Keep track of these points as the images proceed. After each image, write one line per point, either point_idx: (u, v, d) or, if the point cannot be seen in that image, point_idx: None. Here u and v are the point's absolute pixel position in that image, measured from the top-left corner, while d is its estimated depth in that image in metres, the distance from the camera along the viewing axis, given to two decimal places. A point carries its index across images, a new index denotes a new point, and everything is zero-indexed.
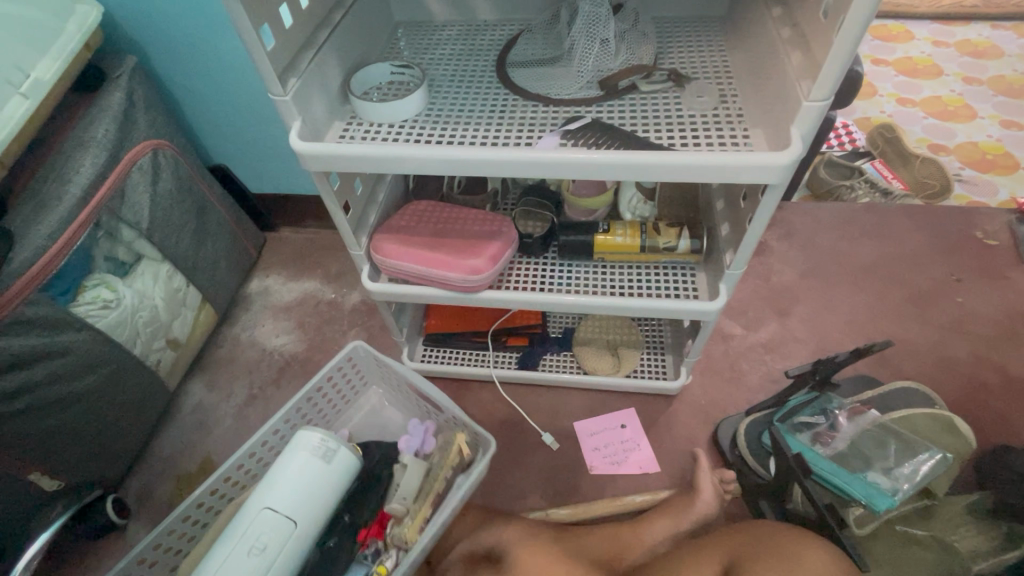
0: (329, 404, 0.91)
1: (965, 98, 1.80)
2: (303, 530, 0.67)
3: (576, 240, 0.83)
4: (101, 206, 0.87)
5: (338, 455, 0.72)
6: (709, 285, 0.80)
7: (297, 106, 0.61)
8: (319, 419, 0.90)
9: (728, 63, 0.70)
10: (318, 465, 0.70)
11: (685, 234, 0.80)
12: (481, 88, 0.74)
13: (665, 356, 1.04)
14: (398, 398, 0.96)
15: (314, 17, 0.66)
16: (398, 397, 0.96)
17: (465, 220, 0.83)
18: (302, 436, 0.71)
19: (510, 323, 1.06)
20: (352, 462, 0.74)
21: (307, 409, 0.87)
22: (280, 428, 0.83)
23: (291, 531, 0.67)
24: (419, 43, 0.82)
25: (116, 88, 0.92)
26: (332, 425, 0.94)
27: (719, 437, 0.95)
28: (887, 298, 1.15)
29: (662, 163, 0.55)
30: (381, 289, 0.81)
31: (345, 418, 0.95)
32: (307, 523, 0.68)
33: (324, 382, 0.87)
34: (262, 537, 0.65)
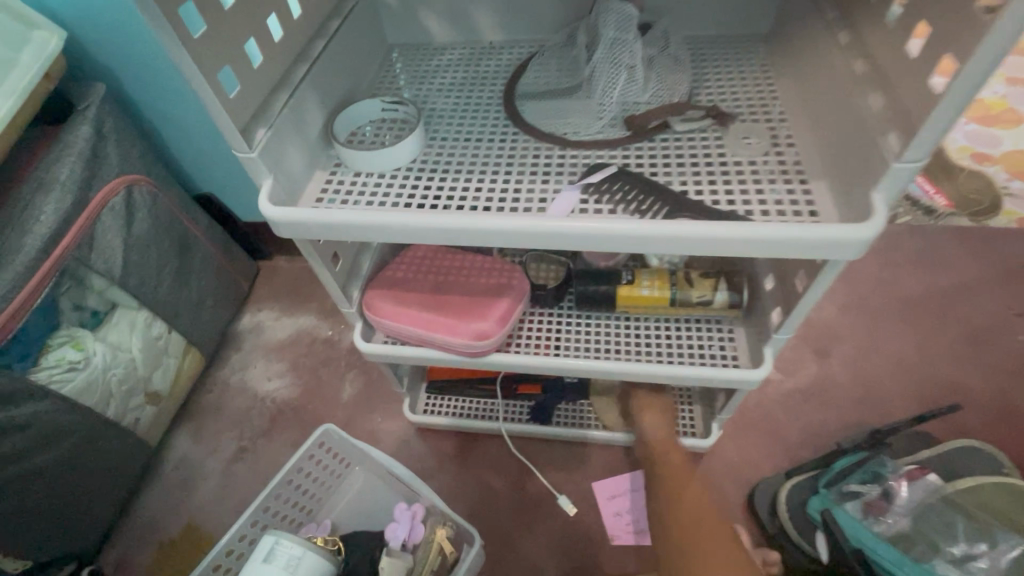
0: (307, 493, 0.84)
1: None
2: None
3: (596, 292, 0.72)
4: (66, 256, 0.78)
5: (305, 560, 0.66)
6: (750, 345, 0.70)
7: (269, 162, 0.51)
8: (298, 510, 0.84)
9: (777, 95, 0.60)
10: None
11: (723, 285, 0.70)
12: (486, 127, 0.64)
13: (693, 408, 0.94)
14: (382, 477, 0.89)
15: (290, 50, 0.57)
16: (382, 476, 0.89)
17: (469, 270, 0.73)
18: (264, 542, 0.67)
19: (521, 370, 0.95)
20: (324, 565, 0.68)
21: (282, 501, 0.80)
22: (251, 528, 0.77)
23: None
24: (416, 70, 0.71)
25: (83, 121, 0.83)
26: (315, 515, 0.87)
27: (757, 504, 0.86)
28: (938, 335, 1.04)
29: (708, 237, 0.45)
30: (375, 351, 0.72)
31: (329, 504, 0.87)
32: None
33: (296, 472, 0.81)
34: None
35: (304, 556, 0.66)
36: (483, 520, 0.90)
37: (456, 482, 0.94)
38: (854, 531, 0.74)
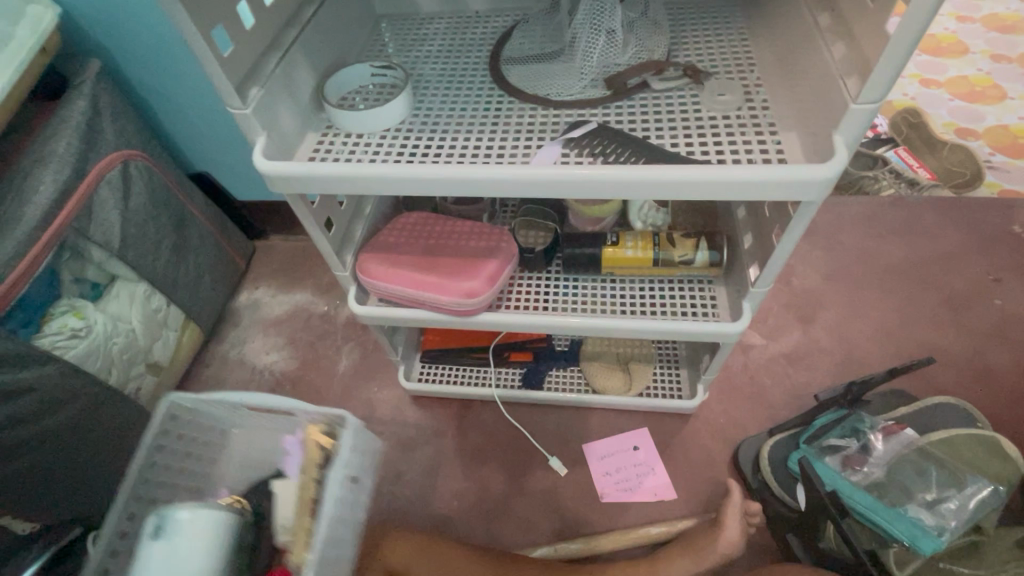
0: (180, 472, 0.70)
1: (993, 77, 1.69)
2: None
3: (582, 254, 0.75)
4: (66, 226, 0.80)
5: (192, 522, 0.54)
6: (730, 301, 0.73)
7: (262, 118, 0.53)
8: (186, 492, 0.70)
9: (752, 54, 0.62)
10: (167, 552, 0.53)
11: (703, 244, 0.72)
12: (472, 90, 0.66)
13: (680, 371, 0.97)
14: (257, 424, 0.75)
15: (281, 15, 0.59)
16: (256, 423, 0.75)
17: (458, 234, 0.75)
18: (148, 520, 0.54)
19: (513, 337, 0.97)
20: (216, 518, 0.55)
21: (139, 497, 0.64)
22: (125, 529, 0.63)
23: None
24: (404, 39, 0.73)
25: (78, 96, 0.84)
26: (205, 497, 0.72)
27: (740, 461, 0.89)
28: (918, 301, 1.07)
29: (681, 180, 0.47)
30: (369, 313, 0.74)
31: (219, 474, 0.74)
32: None
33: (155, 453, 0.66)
34: None
35: (200, 515, 0.54)
36: (477, 482, 0.93)
37: (451, 447, 0.97)
38: (832, 479, 0.77)
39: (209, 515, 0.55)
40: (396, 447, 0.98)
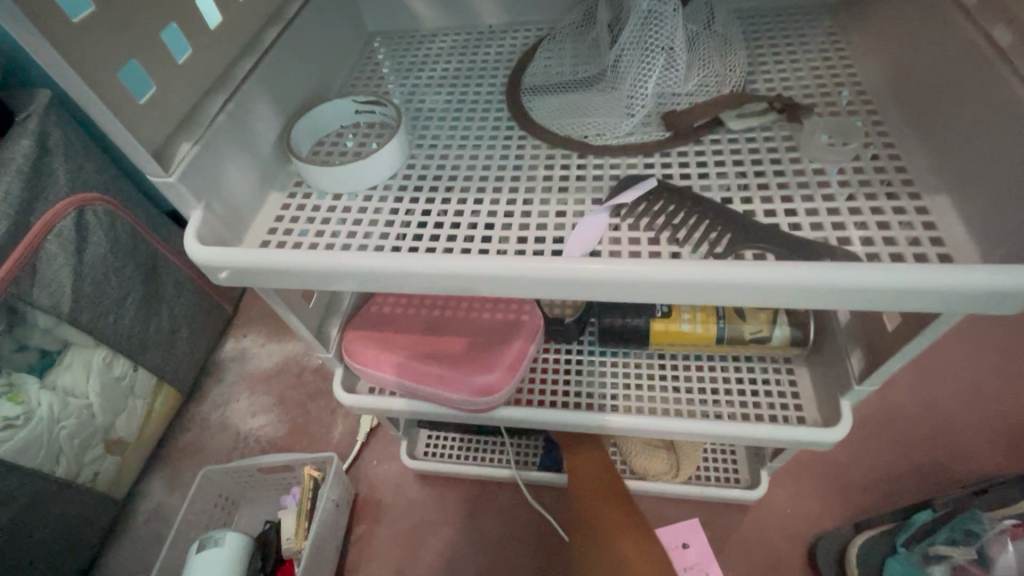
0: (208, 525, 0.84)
1: None
2: None
3: (625, 326, 0.59)
4: (1, 291, 0.67)
5: (226, 537, 0.75)
6: (818, 392, 0.57)
7: (198, 185, 0.39)
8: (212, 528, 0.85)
9: (863, 79, 0.46)
10: (209, 552, 0.73)
11: (783, 318, 0.56)
12: (486, 129, 0.51)
13: (736, 450, 0.80)
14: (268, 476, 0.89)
15: (231, 41, 0.44)
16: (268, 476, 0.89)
17: (468, 303, 0.60)
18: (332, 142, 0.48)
19: None
20: (239, 535, 0.76)
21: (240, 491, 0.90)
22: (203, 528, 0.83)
23: None
24: (399, 62, 0.58)
25: (22, 135, 0.71)
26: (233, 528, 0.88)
27: (818, 564, 0.72)
28: (1021, 358, 0.89)
29: (801, 282, 0.31)
30: (359, 404, 0.60)
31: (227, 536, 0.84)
32: None
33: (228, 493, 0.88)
34: None
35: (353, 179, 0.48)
36: None
37: (462, 537, 0.82)
38: None
39: (235, 535, 0.76)
40: (398, 536, 0.83)
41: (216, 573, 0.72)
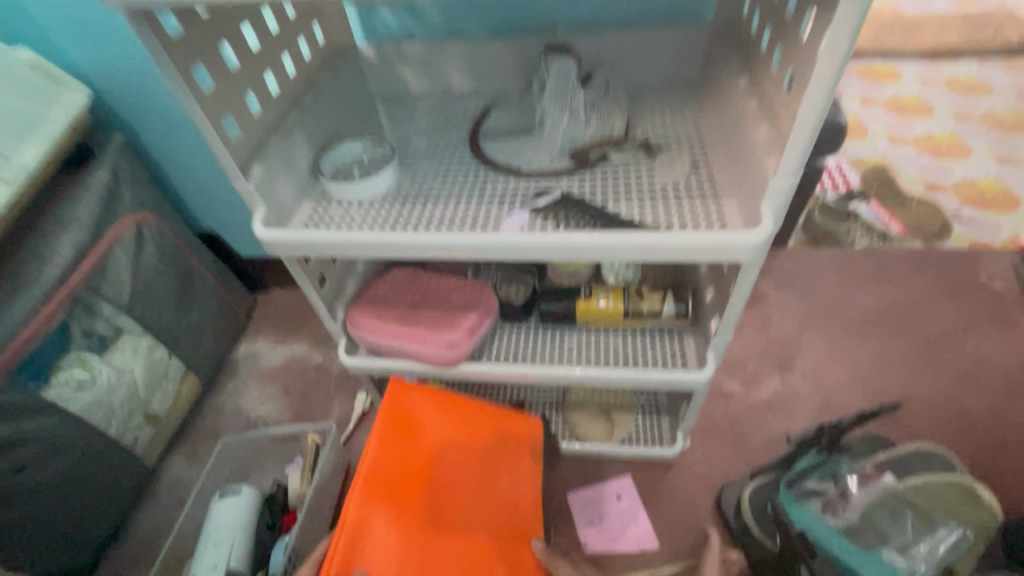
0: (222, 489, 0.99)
1: (958, 135, 1.83)
2: (241, 543, 0.85)
3: (558, 306, 0.81)
4: (80, 284, 0.87)
5: (242, 490, 0.90)
6: (699, 351, 0.77)
7: (263, 191, 0.60)
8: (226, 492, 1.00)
9: (702, 130, 0.69)
10: (229, 501, 0.88)
11: (669, 298, 0.78)
12: (453, 162, 0.73)
13: (662, 420, 0.99)
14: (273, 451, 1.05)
15: (282, 102, 0.67)
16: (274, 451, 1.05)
17: (441, 288, 0.81)
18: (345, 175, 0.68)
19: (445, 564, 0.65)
20: (253, 490, 0.90)
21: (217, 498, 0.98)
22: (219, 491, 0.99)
23: (233, 532, 0.85)
24: (395, 116, 0.82)
25: (102, 166, 0.93)
26: None
27: (722, 505, 0.90)
28: (893, 349, 1.10)
29: (631, 242, 0.53)
30: (358, 364, 0.79)
31: None
32: (242, 523, 0.86)
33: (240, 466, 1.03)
34: (218, 538, 0.84)
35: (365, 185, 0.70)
36: None
37: None
38: (809, 521, 0.77)
39: (248, 489, 0.90)
40: None
41: (234, 517, 0.86)
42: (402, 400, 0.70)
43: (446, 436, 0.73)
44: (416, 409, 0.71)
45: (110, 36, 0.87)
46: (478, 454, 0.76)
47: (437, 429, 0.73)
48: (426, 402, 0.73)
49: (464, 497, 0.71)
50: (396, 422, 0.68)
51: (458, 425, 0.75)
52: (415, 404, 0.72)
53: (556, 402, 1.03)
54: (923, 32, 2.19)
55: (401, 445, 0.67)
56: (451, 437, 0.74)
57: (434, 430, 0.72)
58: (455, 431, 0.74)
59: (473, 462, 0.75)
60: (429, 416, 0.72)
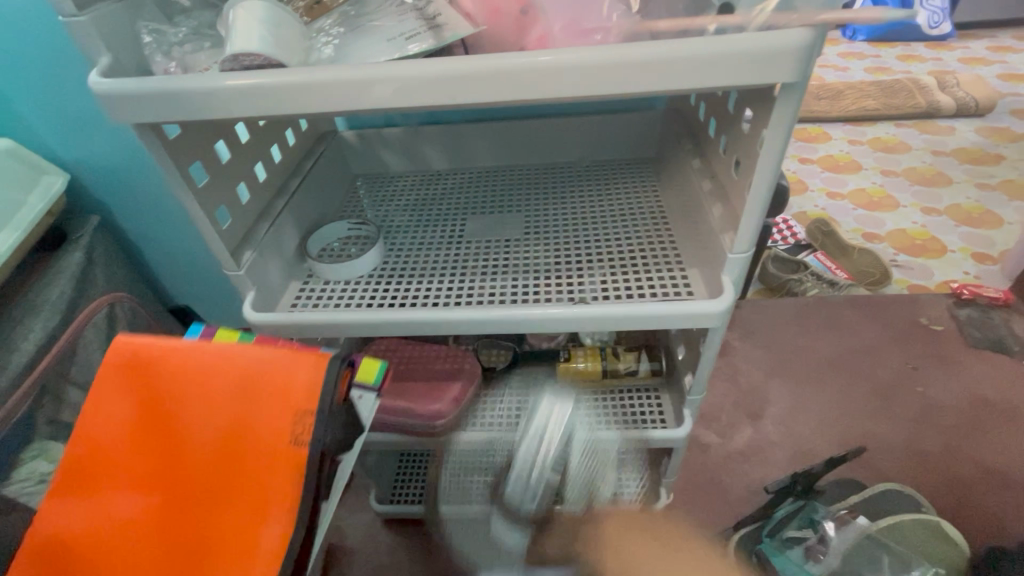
0: None
1: (886, 189, 2.03)
2: None
3: (540, 371, 0.84)
4: (49, 371, 0.83)
5: None
6: (675, 409, 0.80)
7: (255, 276, 0.63)
8: None
9: (662, 203, 0.77)
10: None
11: (644, 357, 0.83)
12: (433, 239, 0.77)
13: (644, 476, 1.01)
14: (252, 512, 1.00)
15: (271, 189, 0.71)
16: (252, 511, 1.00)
17: (427, 358, 0.84)
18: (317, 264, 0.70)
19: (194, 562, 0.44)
20: None
21: None
22: None
23: None
24: (377, 195, 0.87)
25: (76, 249, 0.93)
26: None
27: (711, 559, 0.92)
28: (853, 393, 1.17)
29: (604, 314, 0.58)
30: None
31: None
32: None
33: None
34: None
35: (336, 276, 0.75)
36: None
37: (427, 567, 0.97)
38: (790, 568, 0.83)
39: None
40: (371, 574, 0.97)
41: None
42: (114, 414, 0.48)
43: (140, 446, 0.47)
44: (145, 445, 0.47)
45: (89, 121, 0.90)
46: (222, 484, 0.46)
47: (193, 362, 0.47)
48: (121, 381, 0.48)
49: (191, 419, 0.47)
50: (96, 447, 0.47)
51: (174, 416, 0.47)
52: (127, 384, 0.48)
53: None
54: (845, 99, 2.46)
55: (76, 478, 0.47)
56: (162, 388, 0.47)
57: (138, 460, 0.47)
58: (179, 364, 0.47)
59: (219, 385, 0.47)
60: (151, 403, 0.47)
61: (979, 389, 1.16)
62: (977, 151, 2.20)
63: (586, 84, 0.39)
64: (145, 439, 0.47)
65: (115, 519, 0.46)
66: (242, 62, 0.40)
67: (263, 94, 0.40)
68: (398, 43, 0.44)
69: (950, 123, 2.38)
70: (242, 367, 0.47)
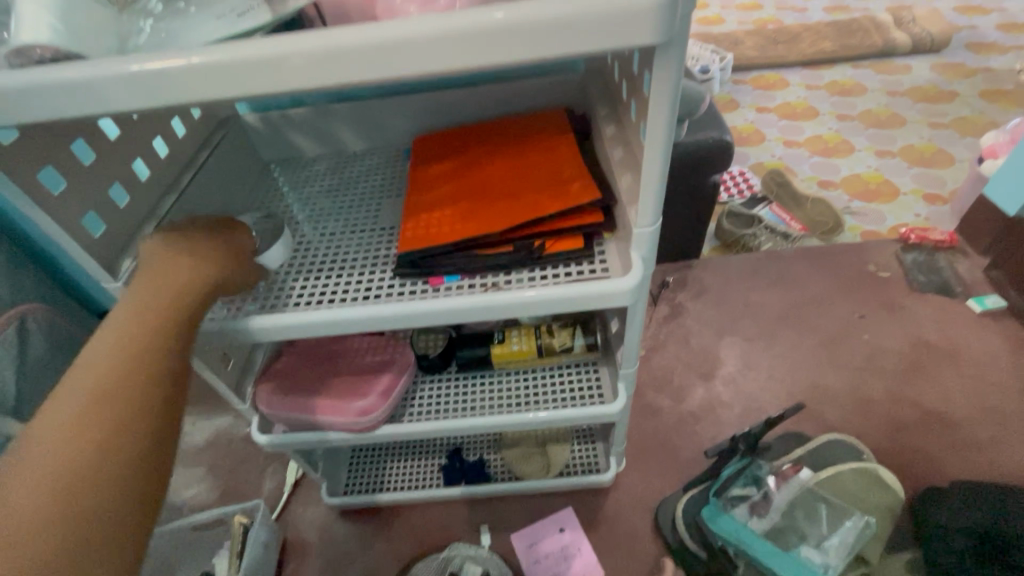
0: None
1: (842, 134, 2.01)
2: None
3: (475, 354, 0.81)
4: None
5: None
6: (612, 382, 0.79)
7: None
8: None
9: None
10: None
11: (579, 333, 0.80)
12: (349, 227, 0.73)
13: (596, 446, 1.01)
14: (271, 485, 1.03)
15: (156, 187, 0.66)
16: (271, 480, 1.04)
17: (354, 351, 0.80)
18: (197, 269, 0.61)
19: (464, 219, 0.62)
20: None
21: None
22: None
23: None
24: (289, 182, 0.81)
25: None
26: None
27: (661, 522, 0.94)
28: (801, 345, 1.18)
29: (513, 301, 0.56)
30: (272, 441, 0.76)
31: None
32: None
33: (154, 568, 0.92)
34: None
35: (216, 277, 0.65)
36: None
37: (383, 554, 0.97)
38: (732, 529, 0.83)
39: None
40: (325, 565, 0.97)
41: None
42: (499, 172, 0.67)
43: (487, 198, 0.64)
44: (435, 155, 0.73)
45: None
46: (524, 152, 0.69)
47: (471, 148, 0.72)
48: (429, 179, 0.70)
49: (523, 174, 0.65)
50: (434, 223, 0.63)
51: (478, 171, 0.68)
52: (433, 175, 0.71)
53: (493, 441, 1.02)
54: (802, 42, 2.40)
55: (438, 205, 0.65)
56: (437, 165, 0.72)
57: (471, 146, 0.72)
58: (469, 156, 0.71)
59: (492, 152, 0.70)
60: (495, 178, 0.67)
61: (921, 333, 1.18)
62: (931, 89, 2.18)
63: (430, 57, 0.35)
64: (468, 197, 0.65)
65: (541, 179, 0.64)
66: (32, 57, 0.35)
67: (61, 94, 0.35)
68: (230, 22, 0.38)
69: (906, 61, 2.34)
70: (489, 127, 0.75)
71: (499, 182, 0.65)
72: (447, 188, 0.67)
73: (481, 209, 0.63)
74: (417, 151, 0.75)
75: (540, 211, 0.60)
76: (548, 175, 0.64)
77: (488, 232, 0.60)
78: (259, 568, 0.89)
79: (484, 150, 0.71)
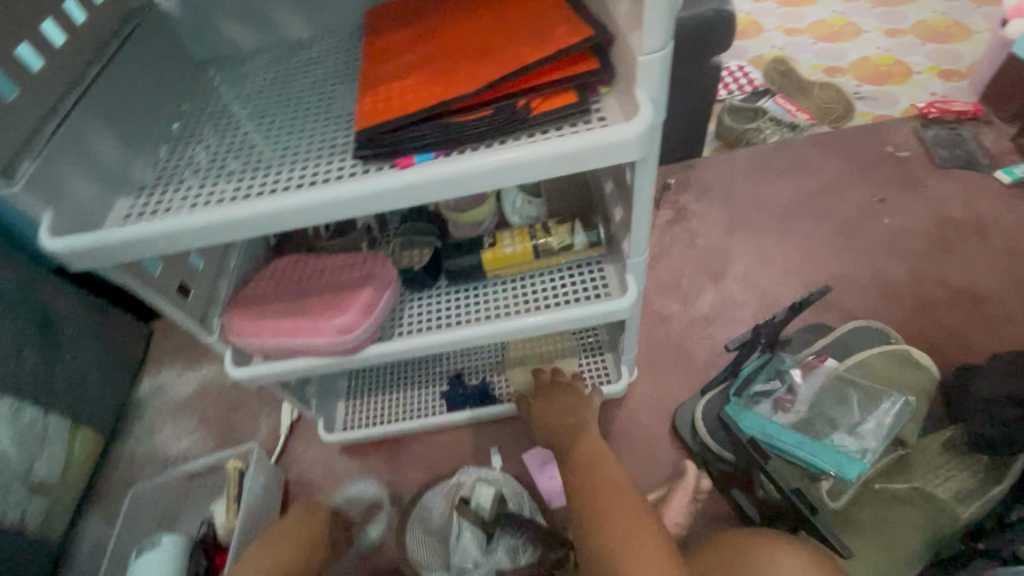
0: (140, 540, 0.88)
1: (847, 15, 1.83)
2: None
3: (465, 263, 0.73)
4: None
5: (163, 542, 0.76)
6: (619, 277, 0.71)
7: (42, 192, 0.49)
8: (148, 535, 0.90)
9: None
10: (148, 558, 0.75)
11: (579, 228, 0.71)
12: (299, 120, 0.62)
13: (605, 356, 0.95)
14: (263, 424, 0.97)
15: (56, 82, 0.55)
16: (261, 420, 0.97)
17: (330, 268, 0.71)
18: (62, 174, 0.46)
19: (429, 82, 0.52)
20: (175, 537, 0.77)
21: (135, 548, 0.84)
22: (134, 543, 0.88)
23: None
24: (227, 80, 0.69)
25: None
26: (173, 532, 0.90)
27: (679, 426, 0.89)
28: (817, 235, 1.10)
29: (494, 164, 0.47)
30: (248, 373, 0.69)
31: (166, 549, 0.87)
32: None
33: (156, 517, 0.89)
34: None
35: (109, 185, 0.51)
36: None
37: (392, 485, 0.93)
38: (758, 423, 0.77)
39: (170, 540, 0.76)
40: None
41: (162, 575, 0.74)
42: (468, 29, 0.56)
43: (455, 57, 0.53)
44: (391, 22, 0.61)
45: None
46: (497, 2, 0.57)
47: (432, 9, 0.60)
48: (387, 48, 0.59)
49: (497, 25, 0.54)
50: (395, 92, 0.52)
51: (442, 31, 0.57)
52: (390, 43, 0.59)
53: (495, 362, 0.96)
54: None
55: (397, 73, 0.55)
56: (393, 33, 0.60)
57: (434, 7, 0.60)
58: (431, 17, 0.59)
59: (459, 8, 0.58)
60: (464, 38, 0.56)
61: (947, 211, 1.09)
62: None
63: None
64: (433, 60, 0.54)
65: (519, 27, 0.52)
66: None
67: None
68: None
69: None
70: None
71: (468, 38, 0.54)
72: (407, 53, 0.56)
73: (446, 71, 0.52)
74: (370, 20, 0.63)
75: (522, 60, 0.49)
76: (527, 20, 0.53)
77: (461, 93, 0.49)
78: (262, 510, 0.85)
79: (448, 8, 0.59)
